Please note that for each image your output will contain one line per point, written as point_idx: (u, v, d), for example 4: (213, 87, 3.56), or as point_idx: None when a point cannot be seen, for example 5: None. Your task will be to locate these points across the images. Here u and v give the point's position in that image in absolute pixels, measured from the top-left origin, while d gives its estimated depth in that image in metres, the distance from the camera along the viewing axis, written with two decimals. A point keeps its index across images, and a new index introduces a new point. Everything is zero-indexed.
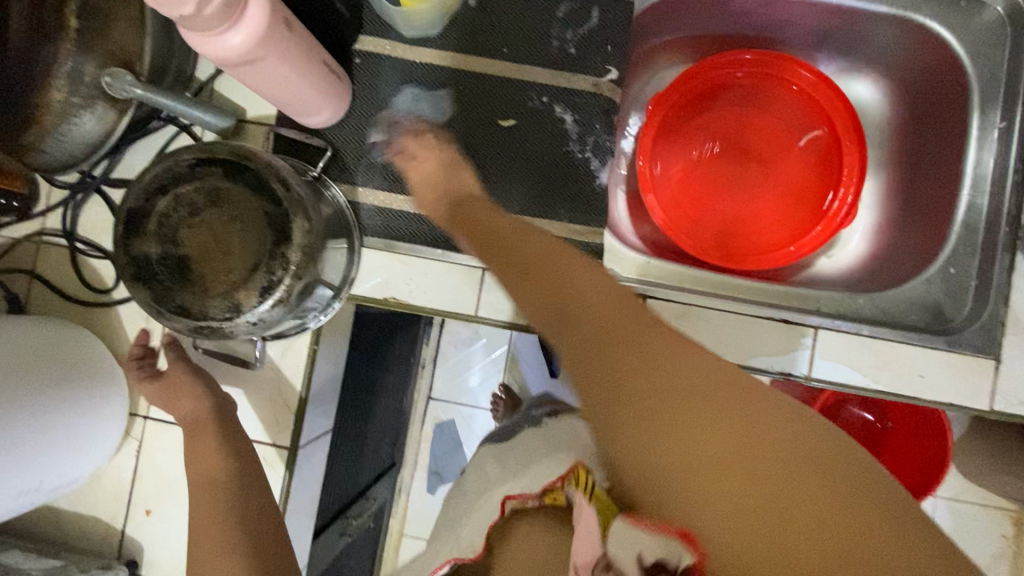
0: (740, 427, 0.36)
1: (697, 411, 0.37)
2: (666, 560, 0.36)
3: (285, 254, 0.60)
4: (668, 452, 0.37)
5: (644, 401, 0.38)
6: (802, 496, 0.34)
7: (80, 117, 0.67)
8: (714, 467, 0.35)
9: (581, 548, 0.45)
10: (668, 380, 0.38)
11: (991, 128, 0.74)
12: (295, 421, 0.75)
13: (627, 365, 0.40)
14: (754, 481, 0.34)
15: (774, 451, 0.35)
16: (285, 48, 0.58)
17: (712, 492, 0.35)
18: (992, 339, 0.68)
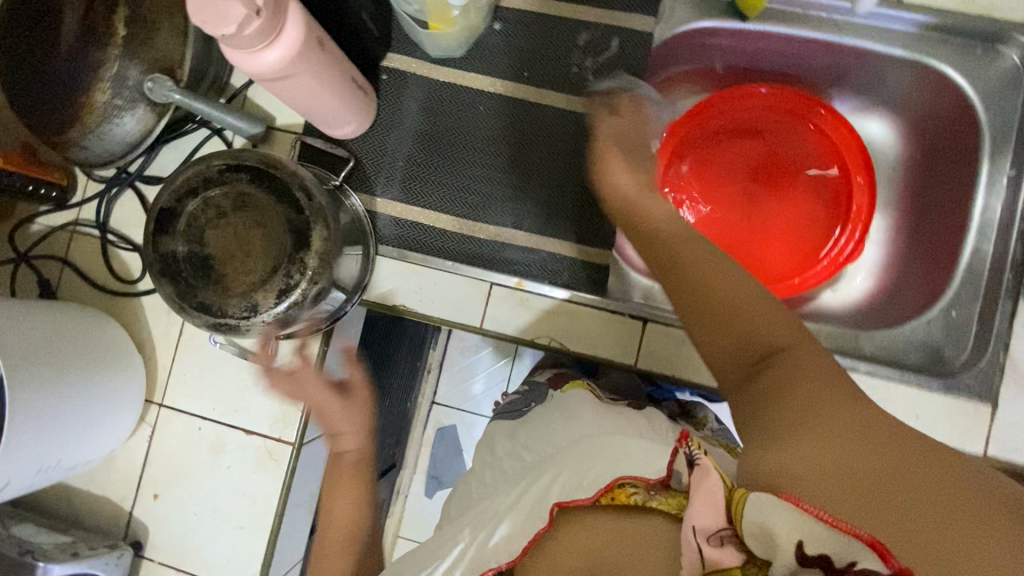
0: (906, 461, 0.39)
1: (868, 440, 0.40)
2: (840, 557, 0.34)
3: (304, 260, 0.63)
4: (831, 464, 0.39)
5: (792, 389, 0.43)
6: (970, 535, 0.35)
7: (121, 119, 0.71)
8: (873, 483, 0.38)
9: (698, 511, 0.41)
10: (829, 398, 0.42)
11: (1001, 175, 0.73)
12: (302, 418, 0.78)
13: (793, 386, 0.44)
14: (917, 506, 0.36)
15: (942, 490, 0.37)
16: (318, 66, 0.62)
17: (879, 510, 0.37)
18: (990, 384, 0.69)
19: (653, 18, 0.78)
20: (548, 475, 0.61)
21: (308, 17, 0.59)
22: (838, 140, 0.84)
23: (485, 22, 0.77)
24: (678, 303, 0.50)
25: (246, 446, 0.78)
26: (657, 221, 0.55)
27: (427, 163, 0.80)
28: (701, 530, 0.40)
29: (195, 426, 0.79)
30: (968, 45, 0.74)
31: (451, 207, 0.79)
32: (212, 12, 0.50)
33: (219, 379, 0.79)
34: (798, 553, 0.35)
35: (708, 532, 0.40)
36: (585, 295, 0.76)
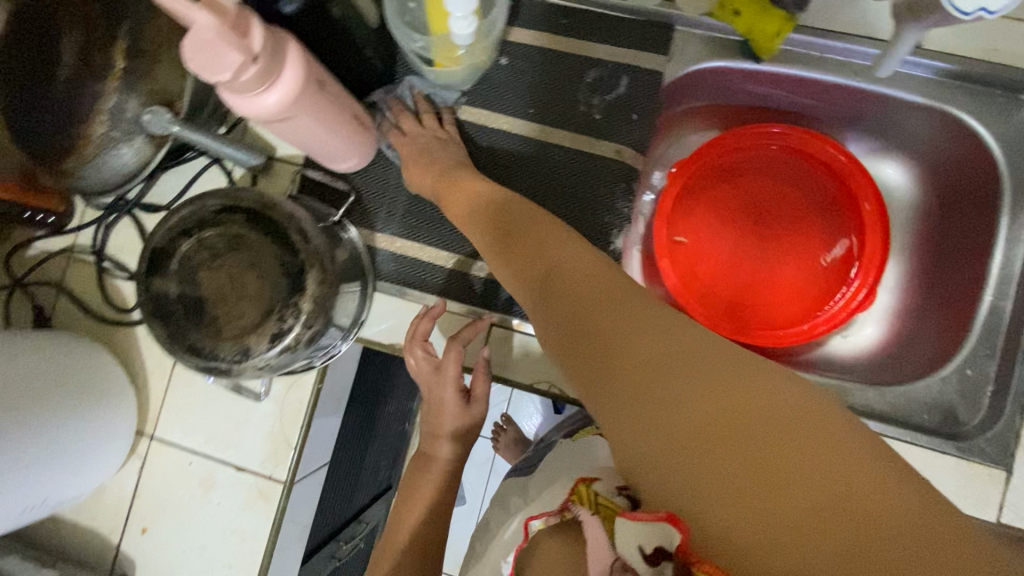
0: (709, 404, 0.35)
1: (671, 396, 0.36)
2: (662, 542, 0.37)
3: (298, 303, 0.61)
4: (645, 435, 0.37)
5: (609, 372, 0.40)
6: (773, 478, 0.32)
7: (118, 150, 0.69)
8: (685, 442, 0.35)
9: (591, 554, 0.44)
10: (633, 382, 0.38)
11: (1021, 228, 0.70)
12: (293, 456, 0.76)
13: (610, 356, 0.40)
14: (726, 460, 0.33)
15: (747, 431, 0.33)
16: (316, 106, 0.60)
17: (689, 475, 0.35)
18: (1005, 449, 0.66)
19: (663, 56, 0.76)
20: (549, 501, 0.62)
21: (307, 59, 0.57)
22: (849, 183, 0.82)
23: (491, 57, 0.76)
24: (541, 317, 0.49)
25: (236, 482, 0.77)
26: (526, 243, 0.54)
27: (429, 198, 0.78)
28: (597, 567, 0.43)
29: (186, 460, 0.78)
30: (989, 93, 0.72)
31: (453, 244, 0.78)
32: (207, 57, 0.47)
33: (210, 413, 0.78)
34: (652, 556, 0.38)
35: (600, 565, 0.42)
36: None
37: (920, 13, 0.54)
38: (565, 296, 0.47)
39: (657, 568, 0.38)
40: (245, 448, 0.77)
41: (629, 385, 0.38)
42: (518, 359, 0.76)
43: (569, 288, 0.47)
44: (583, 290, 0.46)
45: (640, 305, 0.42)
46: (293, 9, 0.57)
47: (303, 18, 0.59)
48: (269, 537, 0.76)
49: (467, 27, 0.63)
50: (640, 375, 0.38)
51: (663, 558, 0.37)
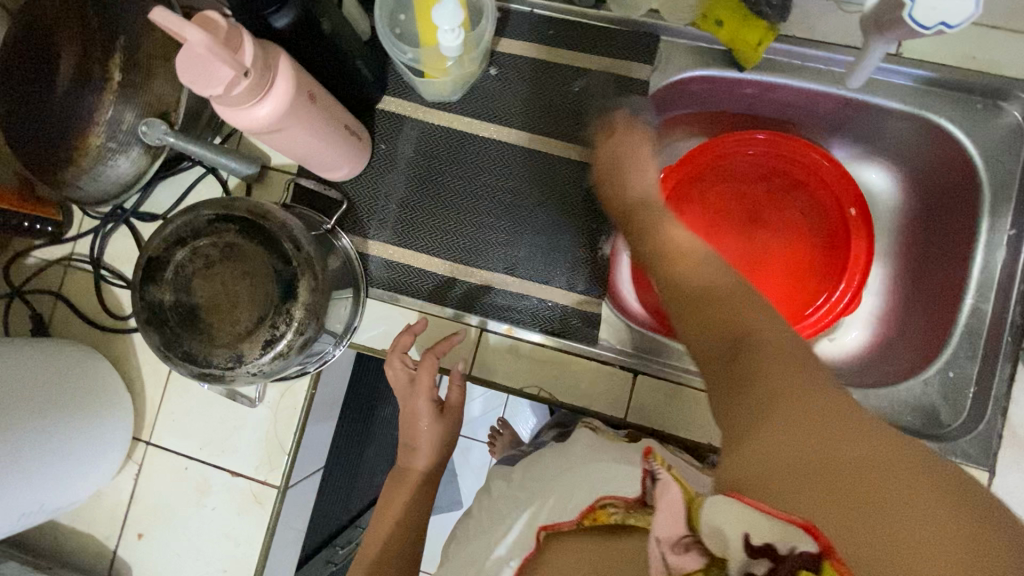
0: (848, 438, 0.36)
1: (810, 423, 0.38)
2: (781, 543, 0.31)
3: (289, 310, 0.62)
4: (775, 446, 0.38)
5: (749, 382, 0.44)
6: (910, 506, 0.32)
7: (115, 161, 0.71)
8: (825, 461, 0.35)
9: (662, 522, 0.39)
10: (779, 389, 0.42)
11: (1001, 233, 0.71)
12: (287, 461, 0.77)
13: (751, 376, 0.43)
14: (861, 485, 0.33)
15: (887, 464, 0.34)
16: (307, 119, 0.62)
17: (816, 490, 0.34)
18: (987, 450, 0.67)
19: (648, 65, 0.78)
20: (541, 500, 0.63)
21: (297, 72, 0.59)
22: (835, 188, 0.84)
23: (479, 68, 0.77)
24: (691, 329, 0.52)
25: (230, 487, 0.78)
26: (663, 258, 0.58)
27: (420, 206, 0.79)
28: (665, 540, 0.38)
29: (181, 465, 0.79)
30: (969, 100, 0.73)
31: (444, 251, 0.79)
32: (199, 73, 0.49)
33: (206, 419, 0.79)
34: (747, 548, 0.32)
35: (671, 540, 0.38)
36: (574, 344, 0.75)
37: (884, 32, 0.55)
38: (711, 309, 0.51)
39: (759, 566, 0.31)
40: (240, 453, 0.78)
41: (767, 391, 0.42)
42: (507, 363, 0.77)
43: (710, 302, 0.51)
44: (723, 307, 0.50)
45: (787, 342, 0.46)
46: (286, 23, 0.58)
47: (292, 33, 0.60)
48: (264, 541, 0.77)
49: (455, 39, 0.64)
50: (778, 387, 0.42)
51: (774, 559, 0.31)
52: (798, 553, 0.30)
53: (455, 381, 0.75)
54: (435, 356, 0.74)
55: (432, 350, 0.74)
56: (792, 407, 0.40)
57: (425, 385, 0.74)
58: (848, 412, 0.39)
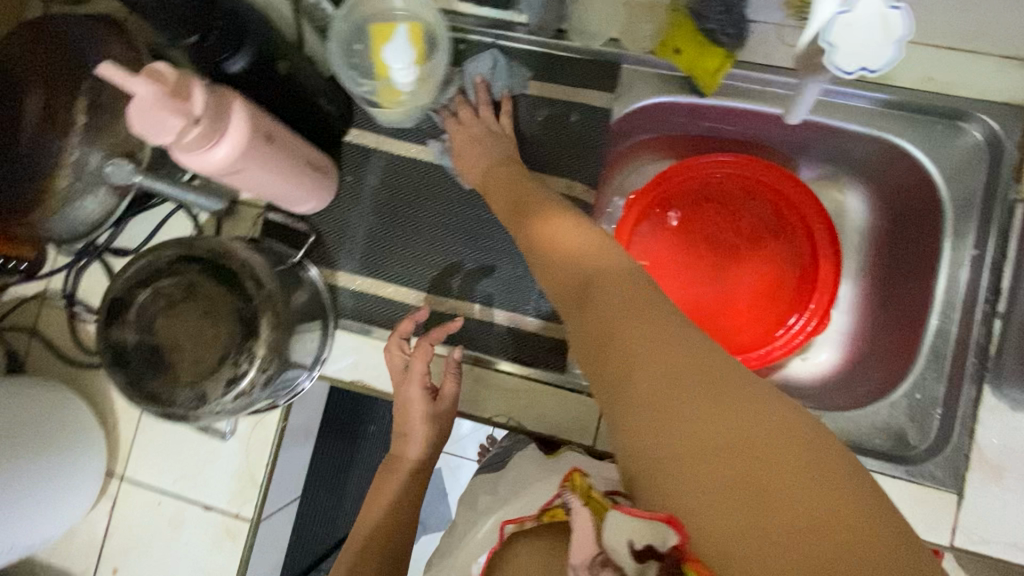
0: (718, 415, 0.37)
1: (683, 403, 0.38)
2: (657, 544, 0.36)
3: (252, 347, 0.63)
4: (649, 432, 0.39)
5: (626, 353, 0.43)
6: (769, 487, 0.34)
7: (83, 201, 0.72)
8: (694, 446, 0.37)
9: (576, 547, 0.41)
10: (655, 361, 0.41)
11: (963, 254, 0.71)
12: (259, 493, 0.77)
13: (626, 350, 0.43)
14: (725, 470, 0.36)
15: (749, 442, 0.36)
16: (265, 158, 0.62)
17: (688, 478, 0.36)
18: (956, 472, 0.67)
19: (609, 94, 0.79)
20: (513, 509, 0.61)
21: (254, 113, 0.60)
22: (799, 208, 0.84)
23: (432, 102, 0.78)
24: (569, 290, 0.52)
25: (204, 521, 0.78)
26: (575, 242, 0.55)
27: (387, 237, 0.80)
28: (580, 563, 0.40)
29: (155, 499, 0.79)
30: (928, 121, 0.73)
31: (412, 281, 0.79)
32: (149, 121, 0.50)
33: (179, 452, 0.79)
34: (638, 553, 0.37)
35: (585, 561, 0.40)
36: (543, 372, 0.76)
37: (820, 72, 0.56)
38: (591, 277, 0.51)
39: (647, 568, 0.36)
40: (213, 485, 0.78)
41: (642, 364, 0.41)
42: (477, 392, 0.77)
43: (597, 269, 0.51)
44: (603, 280, 0.49)
45: (660, 305, 0.45)
46: (240, 67, 0.59)
47: (246, 75, 0.61)
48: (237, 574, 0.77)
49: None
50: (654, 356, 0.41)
51: (655, 558, 0.36)
52: (669, 553, 0.36)
53: (450, 368, 0.74)
54: (429, 342, 0.74)
55: (422, 337, 0.73)
56: (670, 377, 0.40)
57: (419, 371, 0.72)
58: (723, 381, 0.39)
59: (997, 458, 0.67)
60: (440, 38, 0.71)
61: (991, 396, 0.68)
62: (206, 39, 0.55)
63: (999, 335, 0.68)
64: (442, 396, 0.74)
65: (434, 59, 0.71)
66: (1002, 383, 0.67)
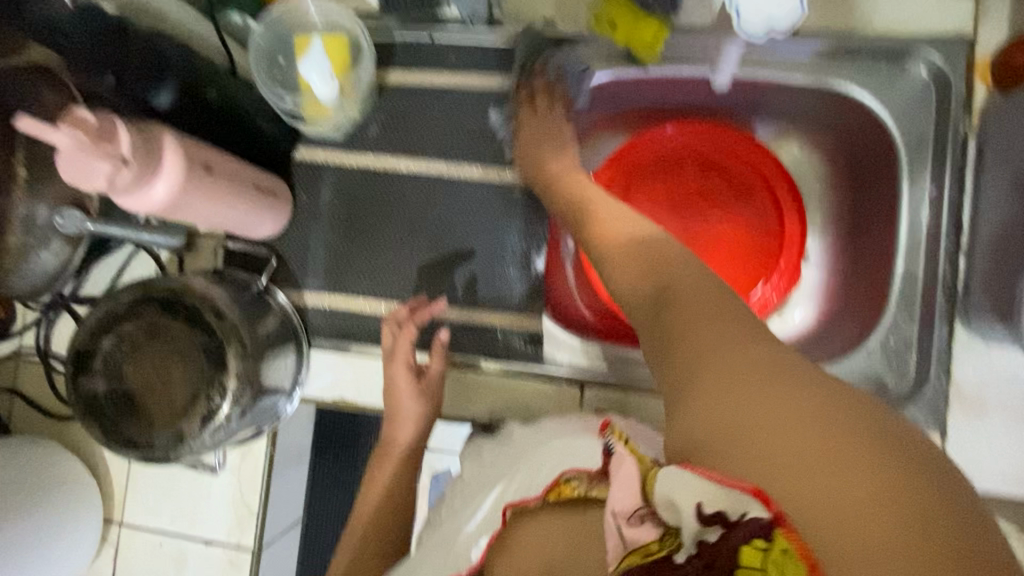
0: (796, 397, 0.33)
1: (753, 380, 0.35)
2: (731, 510, 0.30)
3: (222, 381, 0.63)
4: (718, 408, 0.35)
5: (693, 332, 0.41)
6: (863, 466, 0.29)
7: (39, 255, 0.72)
8: (772, 421, 0.33)
9: (617, 494, 0.38)
10: (729, 345, 0.38)
11: (922, 193, 0.71)
12: (256, 521, 0.77)
13: (691, 341, 0.40)
14: (816, 441, 0.31)
15: (850, 429, 0.31)
16: (204, 191, 0.62)
17: (773, 453, 0.31)
18: (936, 413, 0.67)
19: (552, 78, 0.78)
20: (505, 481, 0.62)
21: (185, 148, 0.59)
22: (759, 168, 0.84)
23: (363, 109, 0.78)
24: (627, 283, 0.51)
25: (206, 555, 0.78)
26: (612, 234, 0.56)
27: (350, 251, 0.80)
28: (622, 512, 0.37)
29: (156, 541, 0.80)
30: (875, 63, 0.72)
31: (379, 292, 0.79)
32: (80, 172, 0.50)
33: (171, 491, 0.80)
34: (699, 518, 0.31)
35: (626, 513, 0.36)
36: (519, 365, 0.76)
37: None
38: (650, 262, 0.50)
39: (710, 534, 0.30)
40: (210, 519, 0.79)
41: (711, 342, 0.39)
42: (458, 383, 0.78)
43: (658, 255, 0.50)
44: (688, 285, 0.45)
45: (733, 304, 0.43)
46: (167, 103, 0.60)
47: (179, 111, 0.61)
48: None
49: (329, 89, 0.67)
50: (724, 340, 0.39)
51: (726, 527, 0.29)
52: (749, 521, 0.29)
53: (437, 349, 0.75)
54: (415, 320, 0.75)
55: (412, 315, 0.75)
56: (742, 358, 0.37)
57: (404, 349, 0.74)
58: (799, 370, 0.36)
59: (976, 393, 0.66)
60: (361, 47, 0.72)
61: (962, 331, 0.67)
62: (124, 78, 0.56)
63: (965, 269, 0.68)
64: (429, 372, 0.75)
65: (358, 70, 0.71)
66: (971, 315, 0.67)
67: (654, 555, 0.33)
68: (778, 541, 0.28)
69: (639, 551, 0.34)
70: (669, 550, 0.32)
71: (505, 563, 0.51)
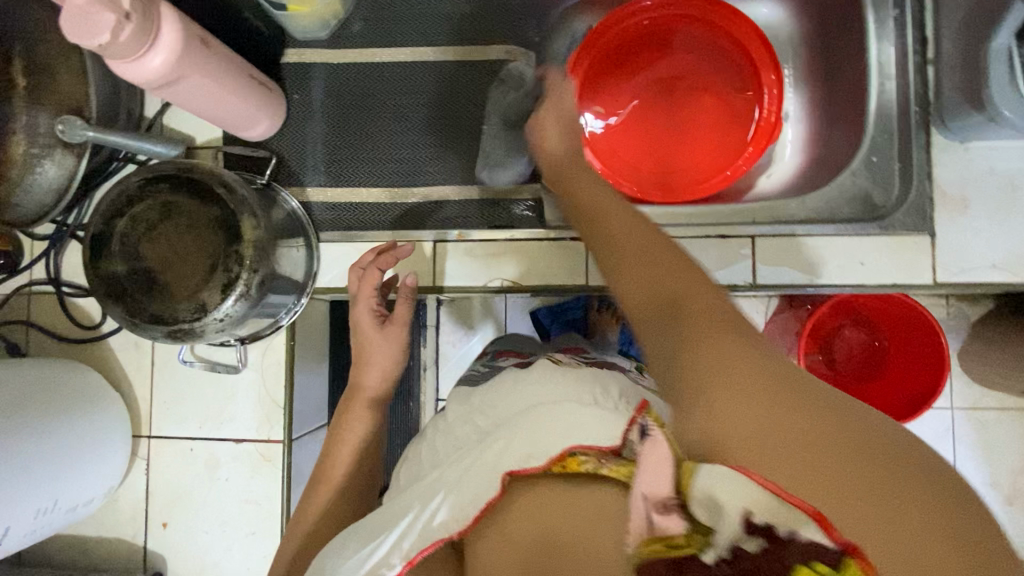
0: (838, 421, 0.32)
1: (796, 399, 0.33)
2: (784, 526, 0.29)
3: (239, 251, 0.65)
4: (757, 423, 0.33)
5: (703, 341, 0.38)
6: (912, 505, 0.29)
7: (43, 166, 0.72)
8: (818, 441, 0.31)
9: (647, 478, 0.35)
10: (747, 357, 0.36)
11: (886, 19, 0.74)
12: (285, 413, 0.79)
13: (719, 353, 0.37)
14: (867, 473, 0.30)
15: (884, 445, 0.31)
16: (203, 65, 0.64)
17: (818, 466, 0.30)
18: (924, 214, 0.71)
19: None
20: (501, 441, 0.57)
21: (181, 18, 0.61)
22: (730, 29, 0.86)
23: (346, 4, 0.80)
24: (621, 278, 0.46)
25: (238, 454, 0.80)
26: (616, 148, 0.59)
27: (347, 145, 0.82)
28: (650, 497, 0.34)
29: (186, 448, 0.81)
30: None
31: (378, 181, 0.81)
32: (81, 27, 0.52)
33: (198, 398, 0.81)
34: (746, 527, 0.30)
35: (657, 501, 0.33)
36: (524, 230, 0.78)
37: None
38: (635, 249, 0.47)
39: (752, 543, 0.30)
40: (239, 419, 0.80)
41: (722, 354, 0.37)
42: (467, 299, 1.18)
43: (645, 245, 0.47)
44: (688, 290, 0.42)
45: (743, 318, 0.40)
46: None
47: None
48: (286, 494, 0.79)
49: None
50: (740, 350, 0.37)
51: (773, 541, 0.29)
52: (802, 542, 0.28)
53: (405, 293, 0.75)
54: (379, 267, 0.75)
55: (375, 261, 0.75)
56: (756, 367, 0.35)
57: (366, 294, 0.75)
58: (837, 394, 0.34)
59: (958, 190, 0.70)
60: None
61: (939, 137, 0.71)
62: None
63: (933, 77, 0.71)
64: (393, 320, 0.75)
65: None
66: (947, 119, 0.70)
67: (680, 551, 0.32)
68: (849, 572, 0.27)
69: (661, 540, 0.33)
70: (697, 549, 0.31)
71: (493, 533, 0.51)
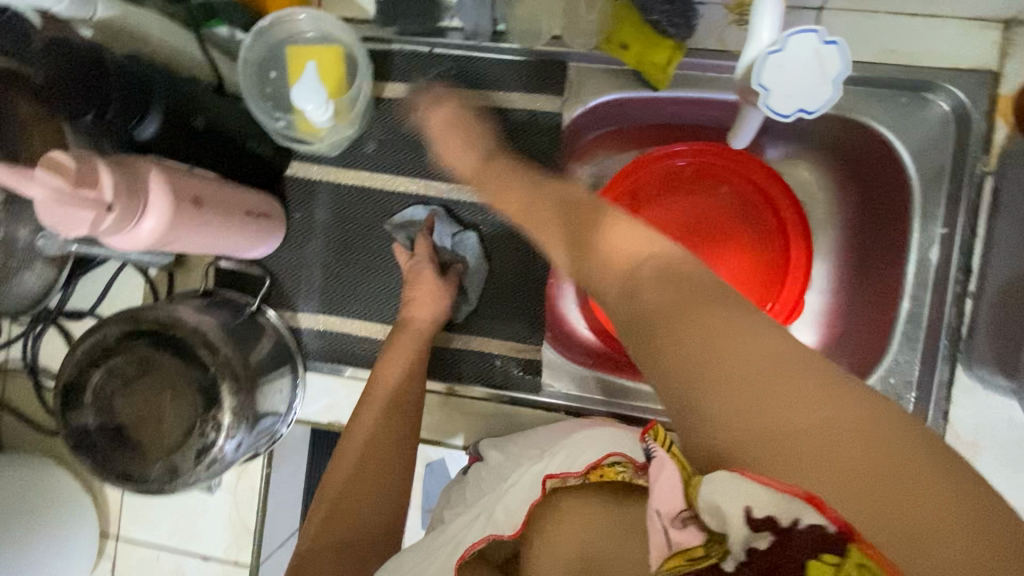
0: (829, 403, 0.32)
1: (779, 379, 0.33)
2: (784, 515, 0.28)
3: (216, 414, 0.61)
4: (749, 421, 0.33)
5: (684, 319, 0.39)
6: (912, 483, 0.28)
7: (22, 276, 0.68)
8: (811, 434, 0.31)
9: (659, 493, 0.34)
10: (734, 339, 0.36)
11: (933, 235, 0.69)
12: (254, 539, 0.78)
13: (702, 332, 0.37)
14: (871, 466, 0.29)
15: (875, 432, 0.30)
16: (194, 221, 0.59)
17: (805, 449, 0.30)
18: None
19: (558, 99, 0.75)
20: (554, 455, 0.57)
21: (175, 178, 0.56)
22: (763, 187, 0.81)
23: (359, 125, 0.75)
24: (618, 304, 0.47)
25: (204, 571, 0.79)
26: None
27: (344, 271, 0.77)
28: (666, 513, 0.33)
29: (153, 555, 0.80)
30: (891, 95, 0.70)
31: (373, 316, 0.77)
32: (62, 220, 0.47)
33: (169, 509, 0.80)
34: (750, 522, 0.29)
35: (672, 517, 0.33)
36: (517, 393, 0.75)
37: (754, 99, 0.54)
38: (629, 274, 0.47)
39: (761, 540, 0.28)
40: (209, 535, 0.79)
41: (706, 332, 0.37)
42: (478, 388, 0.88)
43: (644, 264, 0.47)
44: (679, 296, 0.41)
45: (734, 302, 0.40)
46: (152, 133, 0.57)
47: (163, 141, 0.59)
48: None
49: (324, 114, 0.62)
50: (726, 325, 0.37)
51: (778, 534, 0.28)
52: (806, 530, 0.27)
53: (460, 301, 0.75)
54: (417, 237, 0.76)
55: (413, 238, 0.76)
56: (741, 345, 0.35)
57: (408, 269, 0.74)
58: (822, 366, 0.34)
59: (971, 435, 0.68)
60: (355, 61, 0.67)
61: (962, 375, 0.68)
62: (104, 114, 0.53)
63: (971, 313, 0.67)
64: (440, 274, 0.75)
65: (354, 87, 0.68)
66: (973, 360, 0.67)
67: (701, 560, 0.31)
68: (853, 555, 0.26)
69: (685, 554, 0.32)
70: (717, 558, 0.30)
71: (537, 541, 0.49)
